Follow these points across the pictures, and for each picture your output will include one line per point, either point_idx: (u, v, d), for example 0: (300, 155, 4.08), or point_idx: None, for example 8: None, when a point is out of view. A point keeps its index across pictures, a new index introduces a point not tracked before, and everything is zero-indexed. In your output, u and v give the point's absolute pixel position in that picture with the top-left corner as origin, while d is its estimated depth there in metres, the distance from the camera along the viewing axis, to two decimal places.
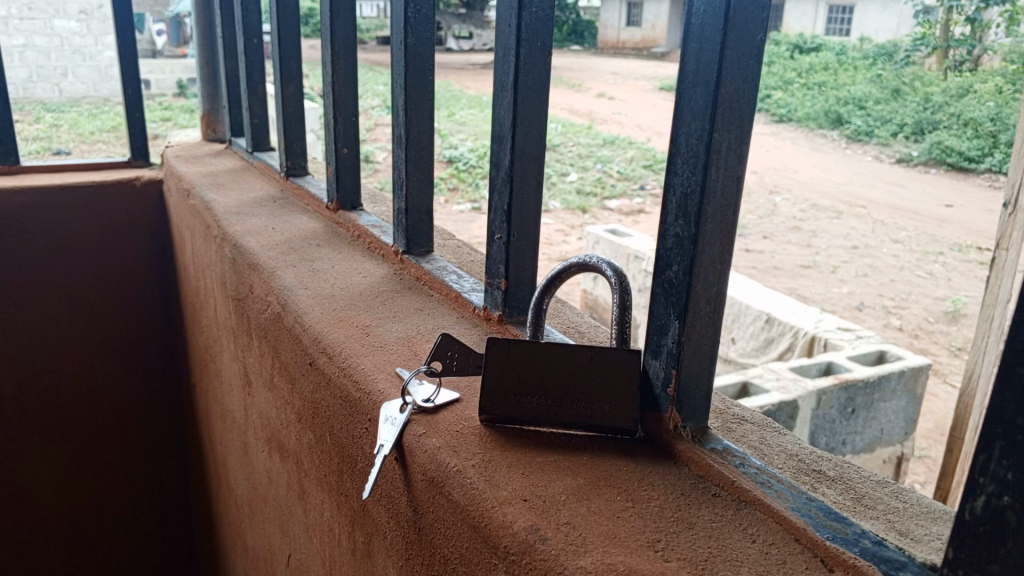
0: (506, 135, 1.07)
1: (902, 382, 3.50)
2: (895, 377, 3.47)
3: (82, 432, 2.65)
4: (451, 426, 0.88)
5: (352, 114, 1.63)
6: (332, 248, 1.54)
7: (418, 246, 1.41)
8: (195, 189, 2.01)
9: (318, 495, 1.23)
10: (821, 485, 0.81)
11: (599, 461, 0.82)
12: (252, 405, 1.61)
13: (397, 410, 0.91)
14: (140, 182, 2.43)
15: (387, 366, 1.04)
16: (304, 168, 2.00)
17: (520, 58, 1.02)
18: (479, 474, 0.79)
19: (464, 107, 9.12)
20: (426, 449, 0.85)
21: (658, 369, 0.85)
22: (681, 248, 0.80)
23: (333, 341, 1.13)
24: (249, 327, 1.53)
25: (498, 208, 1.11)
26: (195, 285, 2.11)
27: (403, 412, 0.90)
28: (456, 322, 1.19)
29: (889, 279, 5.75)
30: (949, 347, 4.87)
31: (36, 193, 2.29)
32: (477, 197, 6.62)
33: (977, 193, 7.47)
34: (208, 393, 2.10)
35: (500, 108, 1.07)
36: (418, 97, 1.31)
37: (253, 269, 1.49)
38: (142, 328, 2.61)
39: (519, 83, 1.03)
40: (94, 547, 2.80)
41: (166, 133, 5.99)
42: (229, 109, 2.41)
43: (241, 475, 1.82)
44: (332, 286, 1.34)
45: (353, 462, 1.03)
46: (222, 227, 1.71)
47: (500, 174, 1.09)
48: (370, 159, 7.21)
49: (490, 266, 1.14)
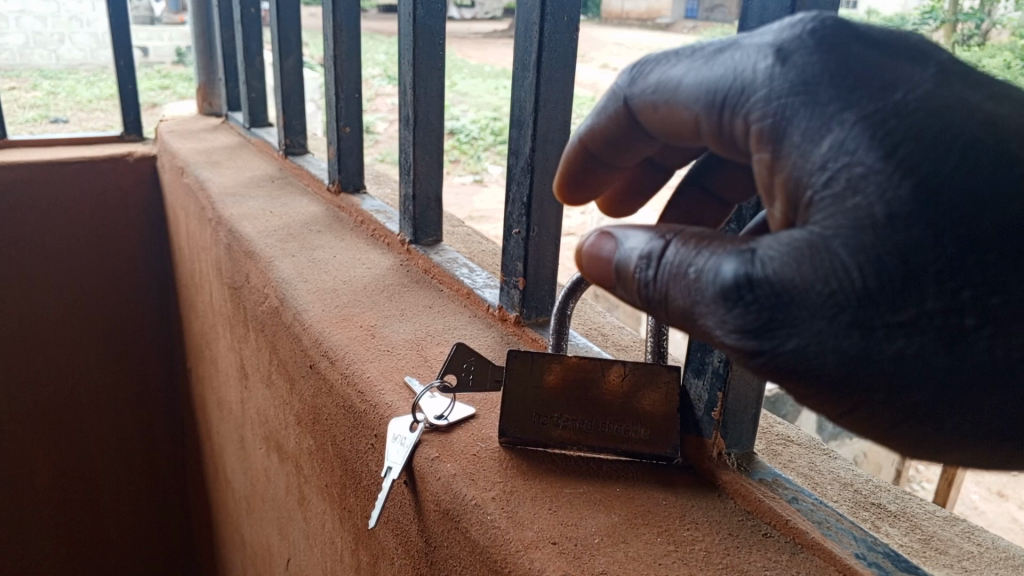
0: (526, 121, 0.96)
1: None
2: None
3: (76, 414, 2.57)
4: (467, 449, 0.79)
5: (355, 90, 1.51)
6: (333, 235, 1.44)
7: (426, 235, 1.30)
8: (190, 167, 1.90)
9: (319, 505, 1.15)
10: (882, 524, 0.72)
11: (635, 494, 0.73)
12: (249, 399, 1.52)
13: (407, 428, 0.82)
14: (134, 158, 2.32)
15: (393, 373, 0.95)
16: (304, 147, 1.87)
17: (543, 34, 0.91)
18: (500, 509, 0.70)
19: (466, 78, 8.88)
20: (439, 476, 0.76)
21: (701, 390, 0.76)
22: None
23: (335, 343, 1.04)
24: (246, 318, 1.44)
25: (516, 199, 1.01)
26: (191, 268, 2.02)
27: (414, 431, 0.82)
28: (468, 322, 1.09)
29: None
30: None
31: (23, 169, 2.18)
32: (478, 170, 6.49)
33: None
34: (205, 380, 2.02)
35: (521, 91, 0.96)
36: (426, 75, 1.20)
37: (249, 257, 1.39)
38: (138, 309, 2.52)
39: (542, 62, 0.92)
40: (90, 528, 2.74)
41: (164, 101, 5.83)
42: (225, 81, 2.29)
43: (239, 469, 1.74)
44: (333, 278, 1.25)
45: (357, 478, 0.95)
46: (217, 210, 1.61)
47: (520, 164, 0.99)
48: (371, 131, 7.05)
49: (506, 263, 1.04)
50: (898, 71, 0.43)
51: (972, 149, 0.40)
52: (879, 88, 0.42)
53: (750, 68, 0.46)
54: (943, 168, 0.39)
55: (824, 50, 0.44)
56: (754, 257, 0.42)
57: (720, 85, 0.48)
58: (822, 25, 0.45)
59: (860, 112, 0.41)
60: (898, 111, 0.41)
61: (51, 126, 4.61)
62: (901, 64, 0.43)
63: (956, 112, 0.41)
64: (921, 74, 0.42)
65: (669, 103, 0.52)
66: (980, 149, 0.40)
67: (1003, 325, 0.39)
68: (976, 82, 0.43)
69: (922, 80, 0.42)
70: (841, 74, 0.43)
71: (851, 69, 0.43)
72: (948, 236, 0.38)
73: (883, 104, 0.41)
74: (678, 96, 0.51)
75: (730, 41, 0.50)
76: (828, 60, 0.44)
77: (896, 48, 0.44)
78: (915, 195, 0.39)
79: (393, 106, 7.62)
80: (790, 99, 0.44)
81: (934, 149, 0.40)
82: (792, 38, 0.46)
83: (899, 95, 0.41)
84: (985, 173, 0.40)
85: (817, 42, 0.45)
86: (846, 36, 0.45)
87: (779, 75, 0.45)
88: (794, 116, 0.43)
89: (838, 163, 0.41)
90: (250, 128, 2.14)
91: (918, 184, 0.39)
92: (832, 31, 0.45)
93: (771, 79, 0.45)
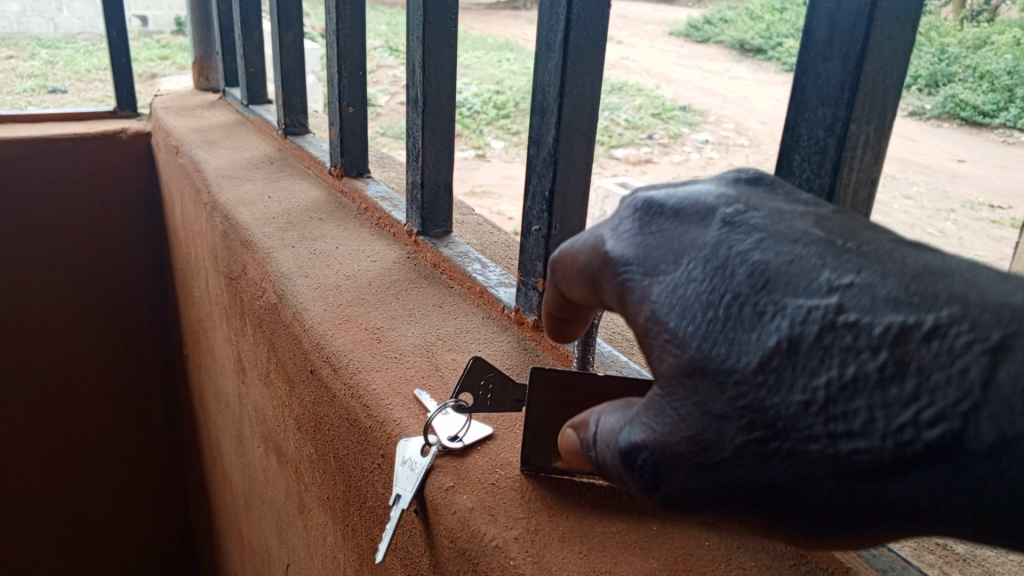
0: (550, 107, 0.87)
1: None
2: None
3: (70, 397, 2.50)
4: (485, 477, 0.71)
5: (359, 67, 1.41)
6: (336, 223, 1.35)
7: (435, 226, 1.21)
8: (184, 147, 1.81)
9: (320, 516, 1.07)
10: (951, 571, 0.65)
11: (675, 534, 0.66)
12: (247, 394, 1.45)
13: (418, 451, 0.75)
14: (128, 135, 2.21)
15: (401, 385, 0.87)
16: (304, 126, 1.77)
17: (572, 11, 0.82)
18: (524, 553, 0.63)
19: (469, 50, 8.71)
20: (455, 510, 0.69)
21: None
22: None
23: (339, 347, 0.96)
24: (243, 311, 1.36)
25: (537, 193, 0.92)
26: (186, 253, 1.93)
27: (426, 456, 0.74)
28: (483, 324, 1.01)
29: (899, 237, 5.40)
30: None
31: (10, 145, 2.09)
32: (480, 143, 6.34)
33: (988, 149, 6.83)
34: (202, 368, 1.94)
35: (544, 73, 0.87)
36: (438, 53, 1.10)
37: (246, 246, 1.31)
38: (134, 292, 2.44)
39: (570, 42, 0.83)
40: (85, 512, 2.68)
41: (163, 72, 5.71)
42: (221, 54, 2.17)
43: (236, 464, 1.67)
44: (336, 272, 1.16)
45: (362, 496, 0.87)
46: (212, 194, 1.53)
47: (542, 154, 0.90)
48: (372, 103, 6.94)
49: (524, 263, 0.95)
50: (690, 240, 0.44)
51: (741, 297, 0.40)
52: (675, 259, 0.44)
53: (595, 254, 0.50)
54: (716, 326, 0.41)
55: (634, 230, 0.47)
56: (634, 424, 0.43)
57: (583, 272, 0.51)
58: (637, 203, 0.48)
59: (663, 285, 0.44)
60: (688, 283, 0.43)
61: (50, 96, 4.57)
62: (695, 229, 0.45)
63: (731, 268, 0.41)
64: (709, 234, 0.44)
65: (561, 284, 0.55)
66: (744, 297, 0.40)
67: (795, 446, 0.38)
68: (763, 223, 0.43)
69: (711, 239, 0.43)
70: (650, 250, 0.46)
71: (653, 246, 0.46)
72: (731, 382, 0.40)
73: (677, 275, 0.43)
74: (561, 278, 0.54)
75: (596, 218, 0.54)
76: (642, 240, 0.47)
77: (693, 209, 0.45)
78: (698, 357, 0.41)
79: (395, 78, 7.50)
80: (619, 279, 0.47)
81: (713, 308, 0.41)
82: (615, 221, 0.49)
83: (687, 263, 0.43)
84: (748, 318, 0.40)
85: (637, 225, 0.48)
86: (651, 208, 0.47)
87: (606, 256, 0.48)
88: (625, 290, 0.46)
89: (655, 332, 0.43)
90: (248, 105, 2.02)
91: (701, 342, 0.41)
92: (645, 207, 0.48)
93: (604, 260, 0.49)
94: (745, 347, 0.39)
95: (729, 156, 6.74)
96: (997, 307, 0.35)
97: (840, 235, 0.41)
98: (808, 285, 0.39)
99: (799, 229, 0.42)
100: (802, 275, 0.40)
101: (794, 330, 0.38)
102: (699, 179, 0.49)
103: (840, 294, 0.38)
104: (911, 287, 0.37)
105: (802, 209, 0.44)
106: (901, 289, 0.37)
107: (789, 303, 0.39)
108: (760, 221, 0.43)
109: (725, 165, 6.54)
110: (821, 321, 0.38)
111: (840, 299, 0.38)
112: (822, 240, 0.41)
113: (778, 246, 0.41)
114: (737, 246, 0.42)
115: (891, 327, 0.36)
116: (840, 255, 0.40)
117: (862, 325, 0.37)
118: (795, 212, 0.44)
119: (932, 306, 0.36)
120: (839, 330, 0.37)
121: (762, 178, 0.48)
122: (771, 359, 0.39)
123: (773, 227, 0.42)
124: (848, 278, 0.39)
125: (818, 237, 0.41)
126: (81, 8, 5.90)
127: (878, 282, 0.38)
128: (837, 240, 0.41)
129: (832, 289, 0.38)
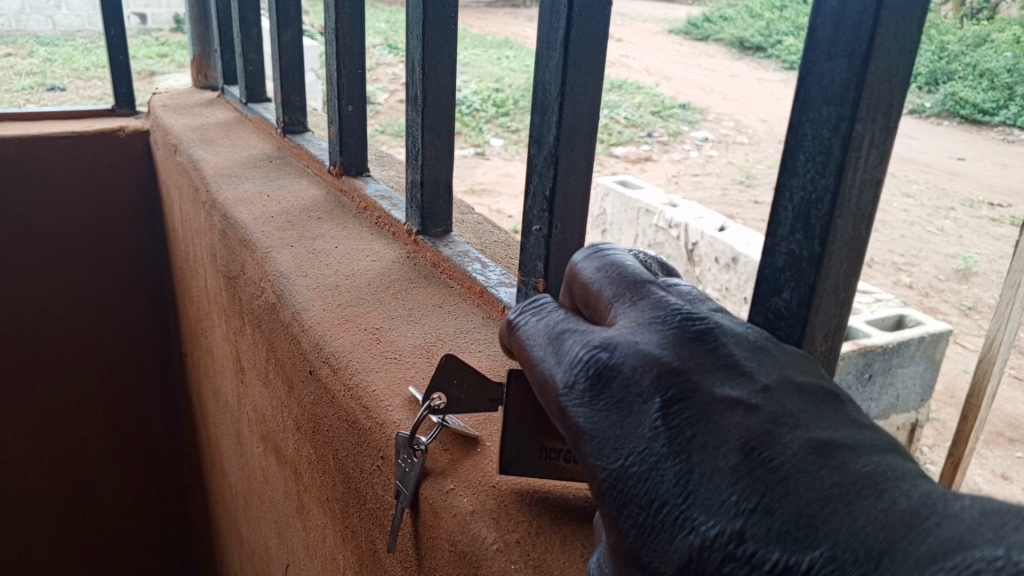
0: (551, 106, 0.86)
1: (921, 349, 2.89)
2: (915, 343, 2.86)
3: (67, 398, 2.50)
4: (484, 479, 0.71)
5: (359, 66, 1.39)
6: (335, 223, 1.34)
7: (435, 225, 1.20)
8: (183, 145, 1.81)
9: (320, 517, 1.06)
10: None
11: None
12: (246, 394, 1.44)
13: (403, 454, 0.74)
14: (126, 133, 2.20)
15: (400, 384, 0.87)
16: (303, 124, 1.76)
17: (573, 8, 0.81)
18: (525, 557, 0.63)
19: (468, 49, 8.70)
20: (455, 513, 0.68)
21: None
22: (805, 245, 0.62)
23: (338, 348, 0.95)
24: (242, 311, 1.35)
25: (538, 192, 0.91)
26: (184, 250, 1.92)
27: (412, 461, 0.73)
28: (482, 325, 1.00)
29: (898, 234, 5.40)
30: (959, 306, 4.49)
31: (10, 144, 2.08)
32: (479, 141, 6.34)
33: (988, 146, 6.86)
34: (201, 366, 1.93)
35: (545, 71, 0.86)
36: (437, 51, 1.09)
37: (244, 246, 1.31)
38: (135, 292, 2.43)
39: (571, 41, 0.82)
40: (81, 514, 2.68)
41: (162, 70, 5.70)
42: (220, 52, 2.15)
43: (236, 463, 1.66)
44: (336, 272, 1.16)
45: (361, 496, 0.86)
46: (210, 191, 1.52)
47: (543, 152, 0.89)
48: (372, 101, 6.97)
49: (526, 262, 0.95)
50: (629, 430, 0.46)
51: (667, 505, 0.43)
52: (618, 444, 0.46)
53: (553, 398, 0.51)
54: (645, 529, 0.44)
55: (584, 399, 0.48)
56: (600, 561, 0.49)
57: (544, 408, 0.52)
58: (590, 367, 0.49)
59: (607, 470, 0.46)
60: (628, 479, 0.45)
61: (49, 93, 4.59)
62: (635, 415, 0.46)
63: (660, 472, 0.44)
64: (644, 427, 0.45)
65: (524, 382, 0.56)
66: (667, 509, 0.43)
67: None
68: (700, 422, 0.44)
69: (646, 430, 0.45)
70: (598, 430, 0.47)
71: (600, 425, 0.47)
72: None
73: (621, 462, 0.46)
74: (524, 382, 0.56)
75: (555, 321, 0.55)
76: (595, 417, 0.47)
77: (633, 394, 0.47)
78: (630, 551, 0.45)
79: (393, 76, 7.49)
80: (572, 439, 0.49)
81: (644, 510, 0.44)
82: (569, 377, 0.50)
83: (628, 453, 0.45)
84: (667, 532, 0.43)
85: (593, 404, 0.48)
86: (603, 377, 0.48)
87: (562, 412, 0.49)
88: (576, 447, 0.48)
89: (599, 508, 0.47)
90: (247, 103, 2.01)
91: (635, 537, 0.44)
92: (598, 375, 0.48)
93: (560, 412, 0.50)
94: (663, 555, 0.43)
95: (729, 154, 6.75)
96: (855, 543, 0.38)
97: (758, 439, 0.43)
98: (717, 506, 0.42)
99: (726, 427, 0.44)
100: (717, 493, 0.42)
101: (701, 549, 0.42)
102: (646, 325, 0.50)
103: (743, 519, 0.41)
104: (801, 517, 0.40)
105: (736, 402, 0.45)
106: (790, 522, 0.40)
107: (701, 522, 0.42)
108: (689, 417, 0.45)
109: (724, 163, 6.54)
110: (723, 547, 0.41)
111: (742, 526, 0.41)
112: (743, 447, 0.43)
113: (708, 455, 0.43)
114: (666, 451, 0.44)
115: (775, 564, 0.39)
116: (751, 471, 0.42)
117: (756, 559, 0.40)
118: (727, 404, 0.45)
119: (809, 544, 0.39)
120: (738, 560, 0.41)
121: (709, 332, 0.49)
122: (685, 571, 0.42)
123: (701, 428, 0.44)
124: (751, 503, 0.41)
125: (739, 445, 0.43)
126: (79, 6, 5.90)
127: (775, 508, 0.40)
128: (753, 446, 0.42)
129: (738, 513, 0.41)
